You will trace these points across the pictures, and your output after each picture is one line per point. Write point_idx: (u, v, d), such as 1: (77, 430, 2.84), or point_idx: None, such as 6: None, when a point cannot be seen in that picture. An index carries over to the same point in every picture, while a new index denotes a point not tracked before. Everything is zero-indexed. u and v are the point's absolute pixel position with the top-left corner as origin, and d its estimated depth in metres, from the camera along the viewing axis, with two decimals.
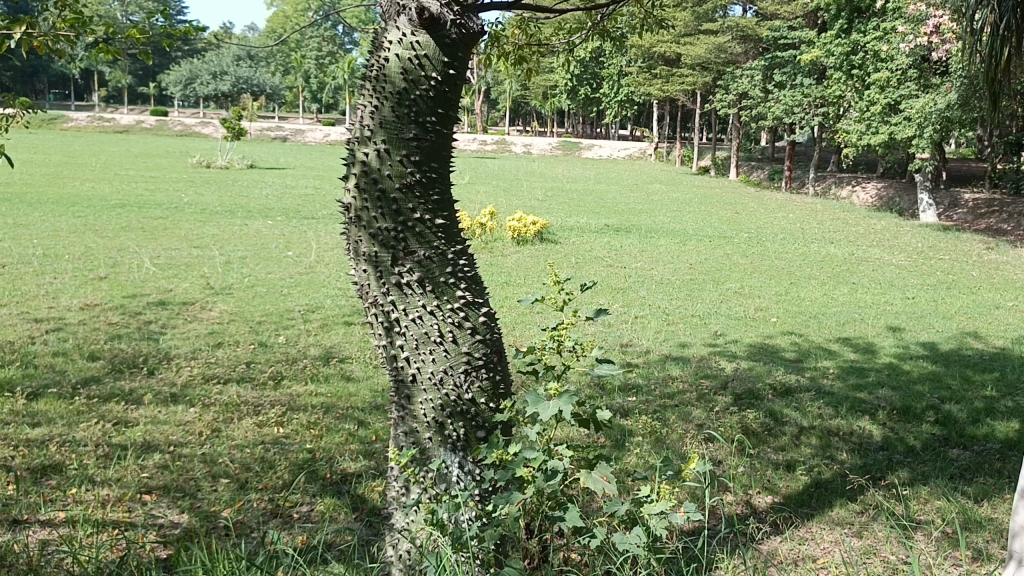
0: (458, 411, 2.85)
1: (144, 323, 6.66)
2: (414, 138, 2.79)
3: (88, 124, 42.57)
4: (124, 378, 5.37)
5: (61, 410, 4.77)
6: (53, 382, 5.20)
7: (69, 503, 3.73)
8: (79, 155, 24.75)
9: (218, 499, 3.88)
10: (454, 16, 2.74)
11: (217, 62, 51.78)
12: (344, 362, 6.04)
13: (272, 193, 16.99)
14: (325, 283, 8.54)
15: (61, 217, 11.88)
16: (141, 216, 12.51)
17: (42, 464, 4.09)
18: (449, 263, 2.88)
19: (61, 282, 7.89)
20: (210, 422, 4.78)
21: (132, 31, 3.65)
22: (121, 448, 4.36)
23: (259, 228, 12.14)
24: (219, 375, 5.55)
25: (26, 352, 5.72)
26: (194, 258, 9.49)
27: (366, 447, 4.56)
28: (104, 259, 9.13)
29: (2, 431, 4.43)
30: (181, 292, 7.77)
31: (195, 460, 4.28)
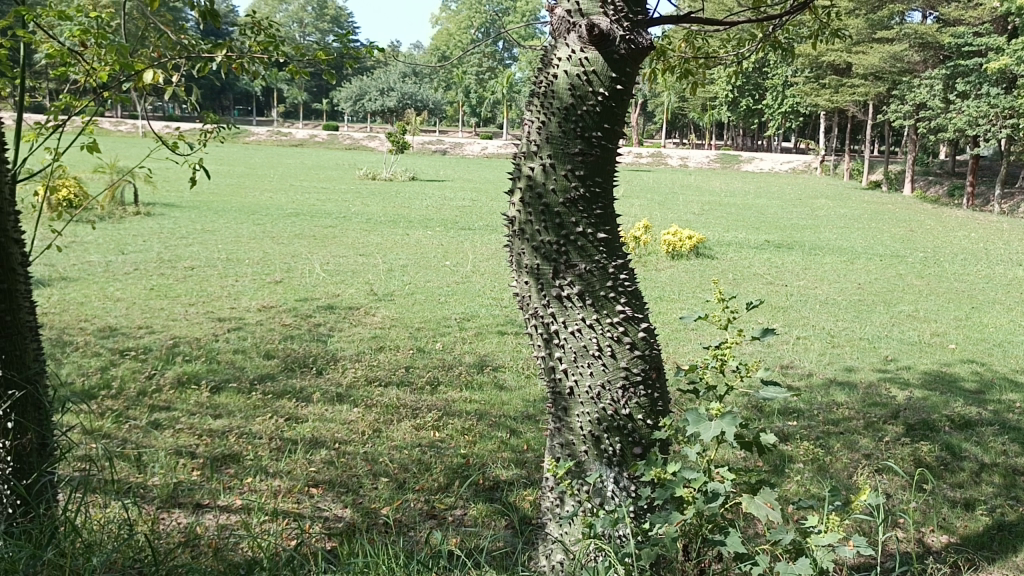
0: (615, 427, 2.84)
1: (314, 325, 7.06)
2: (579, 153, 2.81)
3: (266, 138, 45.82)
4: (295, 376, 5.72)
5: (239, 404, 5.14)
6: (234, 377, 5.62)
7: (245, 491, 4.00)
8: (259, 166, 26.64)
9: (378, 496, 4.05)
10: (624, 31, 2.74)
11: (385, 80, 54.34)
12: (497, 371, 6.16)
13: (433, 204, 17.60)
14: (481, 293, 8.74)
15: (243, 224, 12.83)
16: (312, 225, 13.31)
17: (223, 453, 4.42)
18: (609, 277, 2.88)
19: (242, 285, 8.51)
20: (372, 423, 5.00)
21: (319, 54, 3.89)
22: (291, 442, 4.64)
23: (420, 237, 12.61)
24: (381, 377, 5.81)
25: (211, 348, 6.20)
26: (360, 265, 9.99)
27: (518, 456, 4.63)
28: (280, 264, 9.77)
29: (188, 420, 4.83)
30: (347, 297, 8.18)
31: (358, 458, 4.49)
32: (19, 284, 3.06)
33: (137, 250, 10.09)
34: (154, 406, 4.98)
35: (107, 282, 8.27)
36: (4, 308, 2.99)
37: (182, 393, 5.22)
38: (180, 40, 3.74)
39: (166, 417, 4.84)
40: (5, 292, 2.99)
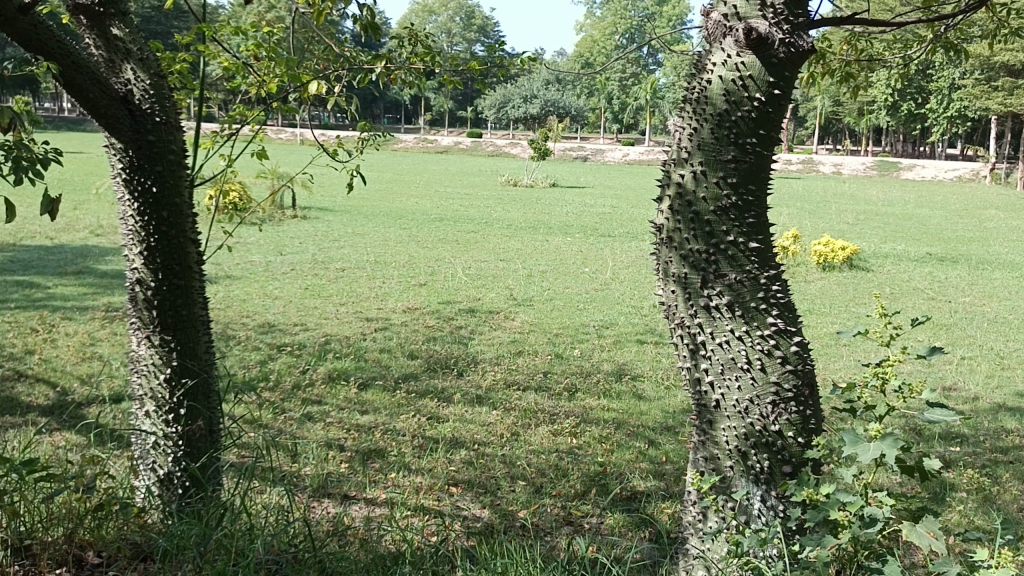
0: (763, 443, 2.76)
1: (456, 327, 7.24)
2: (732, 160, 2.74)
3: (414, 145, 47.45)
4: (438, 376, 5.88)
5: (384, 401, 5.33)
6: (380, 375, 5.84)
7: (389, 485, 4.15)
8: (407, 172, 27.61)
9: (515, 499, 4.10)
10: (783, 34, 2.64)
11: (528, 87, 55.02)
12: (636, 380, 6.09)
13: (573, 211, 17.65)
14: (620, 300, 8.69)
15: (391, 228, 13.31)
16: (456, 229, 13.65)
17: (369, 448, 4.60)
18: (761, 288, 2.79)
19: (389, 286, 8.84)
20: (511, 426, 5.06)
21: (473, 64, 4.01)
22: (433, 441, 4.77)
23: (560, 244, 12.67)
24: (519, 382, 5.87)
25: (359, 346, 6.47)
26: (501, 270, 10.15)
27: (656, 467, 4.56)
28: (424, 267, 10.08)
29: (338, 415, 5.05)
30: (488, 302, 8.33)
31: (496, 460, 4.56)
32: (195, 280, 3.30)
33: (294, 251, 10.66)
34: (307, 400, 5.24)
35: (266, 281, 8.79)
36: (181, 303, 3.24)
37: (332, 389, 5.47)
38: (343, 52, 3.91)
39: (317, 410, 5.08)
40: (182, 288, 3.24)
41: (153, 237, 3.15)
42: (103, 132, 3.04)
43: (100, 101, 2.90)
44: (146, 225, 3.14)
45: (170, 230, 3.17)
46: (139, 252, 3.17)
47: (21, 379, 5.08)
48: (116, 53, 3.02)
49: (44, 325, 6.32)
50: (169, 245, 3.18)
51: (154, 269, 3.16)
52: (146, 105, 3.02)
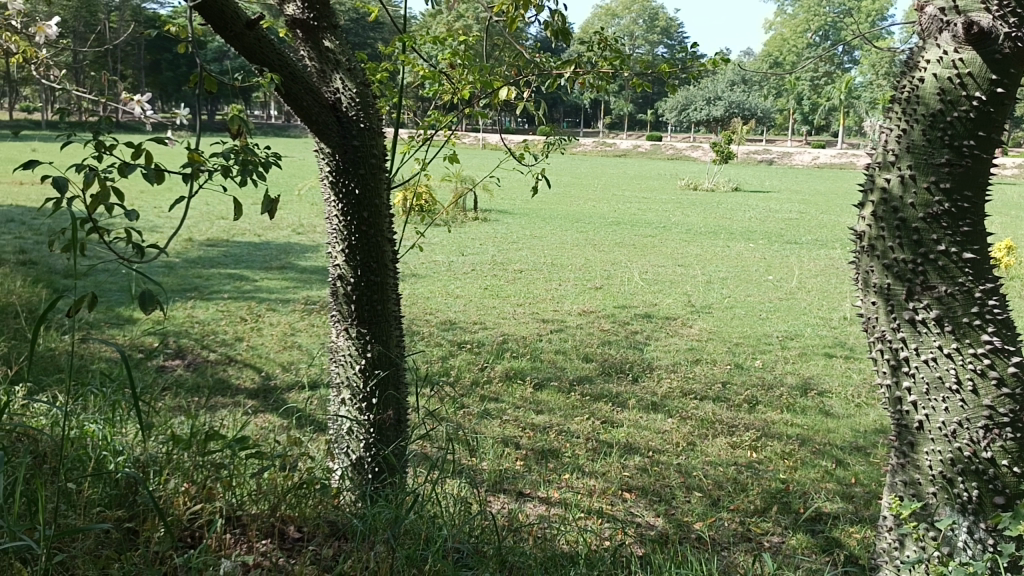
0: (972, 470, 2.54)
1: (632, 332, 7.19)
2: (945, 164, 2.54)
3: (592, 148, 47.74)
4: (612, 381, 5.86)
5: (560, 402, 5.38)
6: (555, 376, 5.91)
7: (563, 486, 4.18)
8: (587, 175, 27.78)
9: (691, 510, 4.01)
10: (1010, 27, 2.41)
11: (712, 88, 53.80)
12: (822, 396, 5.79)
13: (757, 216, 17.06)
14: (807, 311, 8.31)
15: (568, 231, 13.44)
16: (634, 234, 13.57)
17: (543, 448, 4.66)
18: (975, 302, 2.57)
19: (565, 289, 8.92)
20: (687, 435, 4.96)
21: (662, 66, 3.95)
22: (607, 445, 4.76)
23: (742, 250, 12.28)
24: (696, 391, 5.74)
25: (536, 347, 6.58)
26: (679, 275, 9.98)
27: (844, 488, 4.32)
28: (600, 271, 10.08)
29: (514, 413, 5.16)
30: (666, 307, 8.21)
31: (672, 469, 4.48)
32: (390, 278, 3.49)
33: (475, 252, 11.00)
34: (485, 397, 5.39)
35: (449, 280, 9.13)
36: (377, 298, 3.43)
37: (509, 387, 5.59)
38: (533, 58, 3.99)
39: (495, 407, 5.21)
40: (378, 284, 3.42)
41: (355, 237, 3.36)
42: (314, 138, 3.28)
43: (312, 108, 3.14)
44: (349, 224, 3.35)
45: (370, 229, 3.36)
46: (342, 250, 3.39)
47: (231, 363, 5.56)
48: (327, 64, 3.23)
49: (252, 315, 6.89)
50: (368, 244, 3.37)
51: (354, 266, 3.37)
52: (352, 112, 3.23)
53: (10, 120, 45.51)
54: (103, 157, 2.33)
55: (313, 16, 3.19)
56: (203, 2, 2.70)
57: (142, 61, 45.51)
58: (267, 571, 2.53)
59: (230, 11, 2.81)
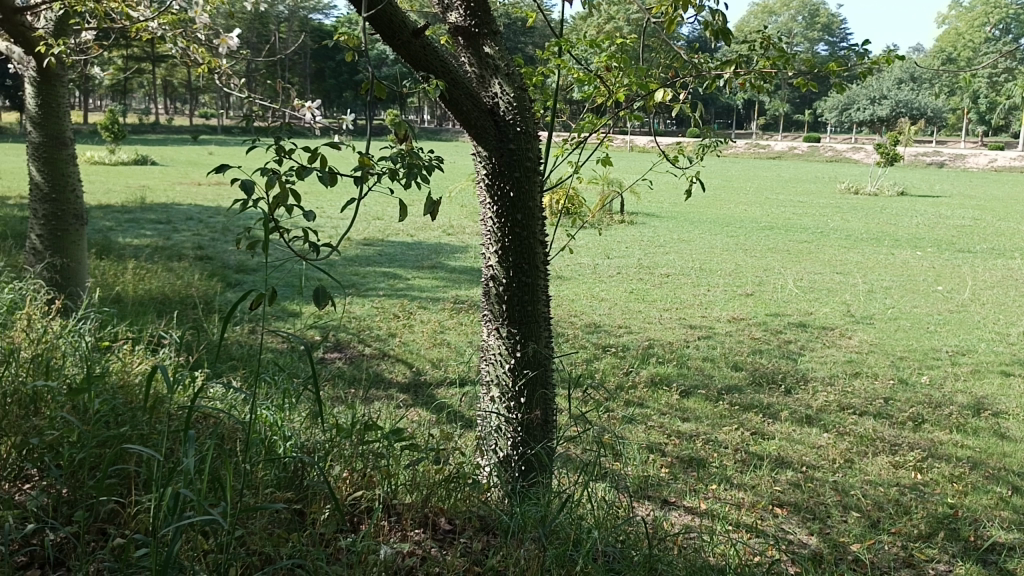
0: None
1: (785, 342, 6.93)
2: None
3: (745, 150, 46.45)
4: (764, 392, 5.66)
5: (707, 411, 5.26)
6: (703, 384, 5.77)
7: (711, 497, 4.08)
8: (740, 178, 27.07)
9: (848, 530, 3.82)
10: None
11: (876, 87, 51.08)
12: (998, 417, 5.36)
13: (925, 222, 16.03)
14: (981, 325, 7.73)
15: (718, 236, 13.10)
16: (788, 239, 13.08)
17: (690, 456, 4.57)
18: None
19: (714, 295, 8.72)
20: (845, 452, 4.72)
21: (830, 64, 3.73)
22: (757, 457, 4.62)
23: (907, 258, 11.56)
24: (855, 406, 5.45)
25: (683, 353, 6.46)
26: (837, 283, 9.53)
27: (1021, 518, 3.99)
28: (752, 277, 9.79)
29: (659, 420, 5.08)
30: (822, 317, 7.86)
31: (827, 486, 4.29)
32: (541, 279, 3.52)
33: (621, 255, 10.93)
34: (630, 402, 5.33)
35: (594, 283, 9.12)
36: (528, 298, 3.48)
37: (654, 393, 5.52)
38: (690, 59, 3.90)
39: (640, 412, 5.16)
40: (530, 285, 3.47)
41: (508, 238, 3.42)
42: (472, 142, 3.37)
43: (472, 113, 3.23)
44: (503, 225, 3.42)
45: (523, 231, 3.42)
46: (495, 251, 3.46)
47: (385, 358, 5.79)
48: (486, 69, 3.30)
49: (405, 312, 7.14)
50: (521, 245, 3.43)
51: (507, 267, 3.43)
52: (509, 116, 3.29)
53: (191, 125, 49.33)
54: (283, 161, 2.49)
55: (474, 23, 3.27)
56: (374, 11, 2.83)
57: (308, 69, 48.30)
58: (421, 560, 2.61)
59: (397, 19, 2.93)
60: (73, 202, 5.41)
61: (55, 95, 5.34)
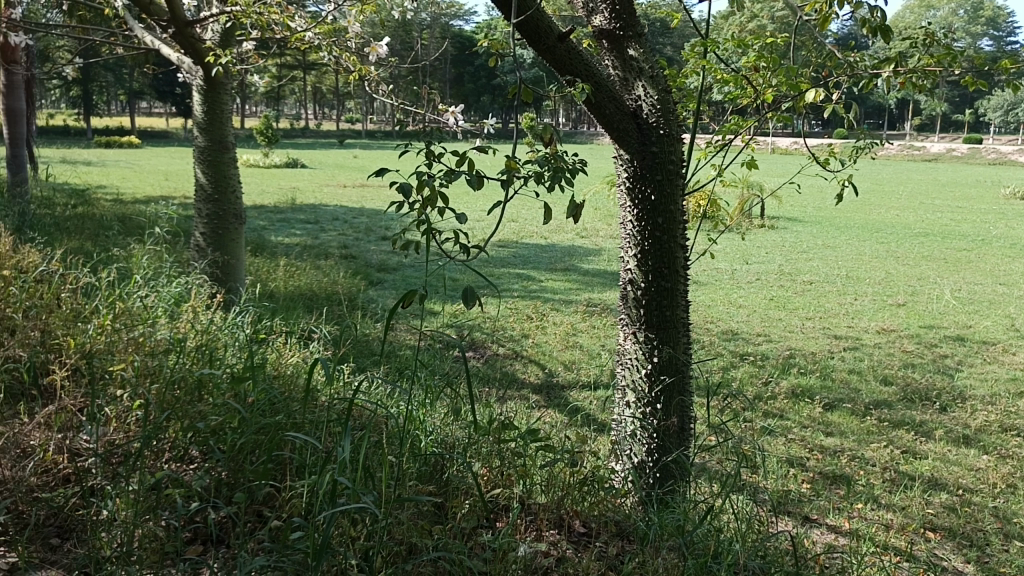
0: None
1: (940, 356, 6.53)
2: None
3: (895, 152, 44.04)
4: (916, 408, 5.35)
5: (853, 426, 5.02)
6: (848, 397, 5.51)
7: (856, 516, 3.89)
8: (892, 182, 25.64)
9: (1010, 561, 3.55)
10: None
11: None
12: None
13: None
14: None
15: (866, 242, 12.48)
16: (944, 247, 12.29)
17: (833, 473, 4.38)
18: None
19: (861, 304, 8.32)
20: (1006, 476, 4.40)
21: (1002, 63, 3.48)
22: (908, 477, 4.37)
23: None
24: (1020, 427, 5.06)
25: (826, 364, 6.20)
26: (1000, 295, 8.87)
27: None
28: (903, 286, 9.27)
29: (801, 433, 4.90)
30: (982, 330, 7.34)
31: (986, 512, 4.00)
32: (681, 284, 3.47)
33: (761, 260, 10.60)
34: (769, 413, 5.16)
35: (732, 289, 8.89)
36: (667, 303, 3.43)
37: (795, 404, 5.32)
38: (843, 58, 3.73)
39: (779, 424, 4.98)
40: (669, 290, 3.42)
41: (648, 242, 3.39)
42: (614, 145, 3.36)
43: (614, 116, 3.23)
44: (643, 229, 3.39)
45: (663, 234, 3.37)
46: (634, 255, 3.43)
47: (518, 358, 5.87)
48: (630, 71, 3.27)
49: (538, 313, 7.20)
50: (661, 249, 3.38)
51: (646, 271, 3.40)
52: (652, 119, 3.26)
53: (336, 130, 51.59)
54: (433, 165, 2.56)
55: (619, 26, 3.24)
56: (520, 17, 2.88)
57: (448, 74, 49.52)
58: (557, 561, 2.63)
59: (544, 25, 2.96)
60: (232, 202, 5.76)
61: (220, 102, 5.71)
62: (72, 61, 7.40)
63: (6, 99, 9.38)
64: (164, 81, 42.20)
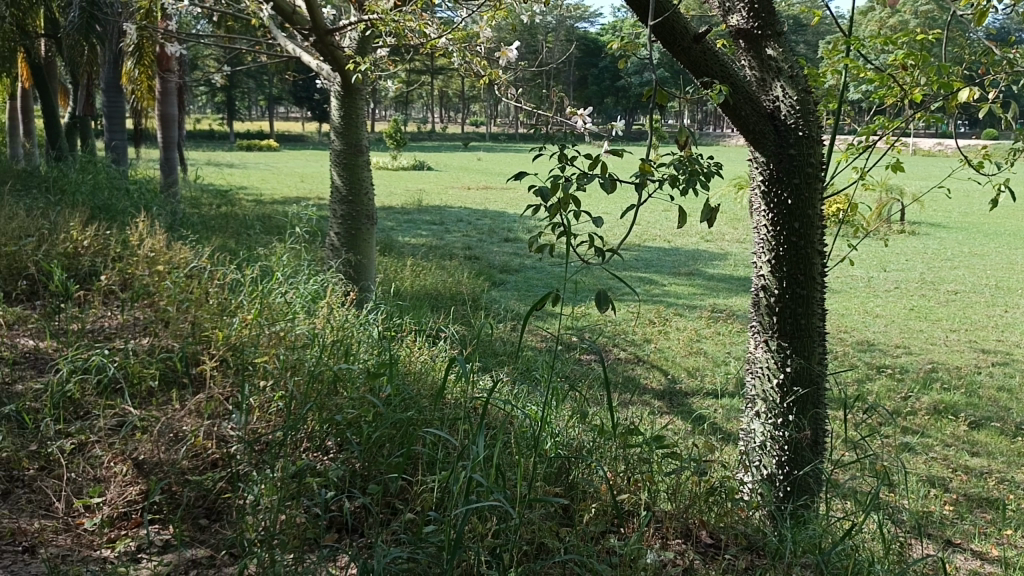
0: None
1: None
2: None
3: None
4: None
5: (1002, 447, 4.70)
6: (997, 416, 5.16)
7: (1005, 543, 3.64)
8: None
9: None
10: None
11: None
12: None
13: None
14: None
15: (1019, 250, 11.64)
16: None
17: (980, 496, 4.11)
18: None
19: (1013, 316, 7.77)
20: None
21: None
22: None
23: None
24: None
25: (973, 380, 5.82)
26: None
27: None
28: None
29: (943, 451, 4.63)
30: None
31: None
32: (817, 292, 3.34)
33: (900, 268, 10.07)
34: (908, 429, 4.89)
35: (867, 297, 8.49)
36: (802, 311, 3.31)
37: (937, 422, 5.03)
38: (1002, 55, 3.48)
39: (919, 440, 4.71)
40: (804, 297, 3.31)
41: (782, 248, 3.29)
42: (750, 148, 3.28)
43: (750, 118, 3.15)
44: (779, 234, 3.29)
45: (800, 240, 3.26)
46: (768, 261, 3.34)
47: (640, 363, 5.80)
48: (768, 72, 3.16)
49: (661, 318, 7.10)
50: (797, 255, 3.27)
51: (780, 277, 3.30)
52: (790, 120, 3.15)
53: (462, 133, 52.57)
54: (566, 168, 2.56)
55: (757, 25, 3.14)
56: (656, 20, 2.86)
57: (573, 77, 49.57)
58: (684, 571, 2.60)
59: (679, 26, 2.93)
60: (366, 204, 5.97)
61: (355, 107, 5.93)
62: (221, 70, 7.83)
63: (161, 105, 9.99)
64: (302, 87, 44.19)
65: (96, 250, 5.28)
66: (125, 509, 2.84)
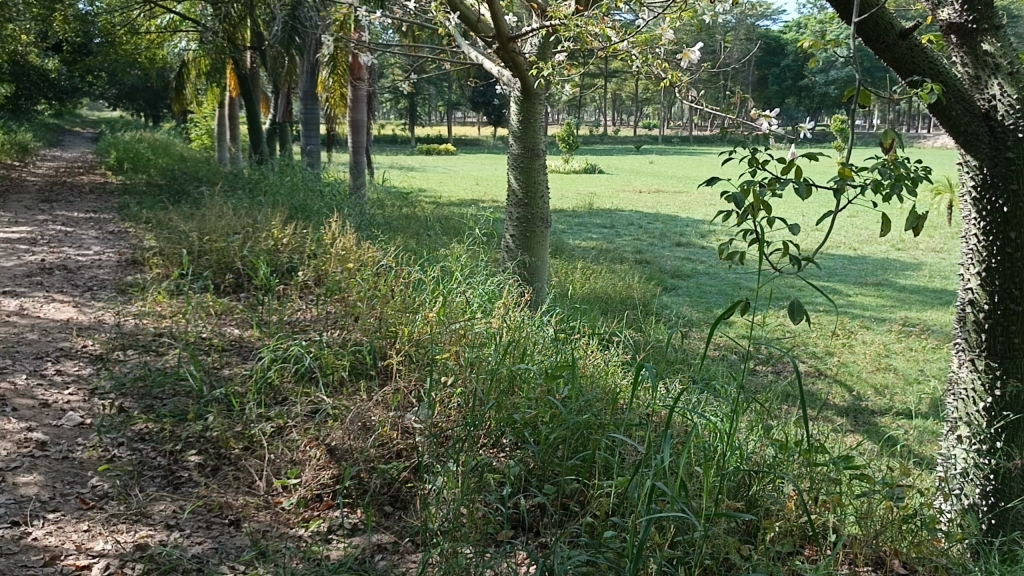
0: None
1: None
2: None
3: None
4: None
5: None
6: None
7: None
8: None
9: None
10: None
11: None
12: None
13: None
14: None
15: None
16: None
17: None
18: None
19: None
20: None
21: None
22: None
23: None
24: None
25: None
26: None
27: None
28: None
29: None
30: None
31: None
32: None
33: None
34: None
35: None
36: (1015, 329, 3.02)
37: None
38: None
39: None
40: (1019, 314, 3.02)
41: (995, 258, 3.02)
42: (960, 151, 3.04)
43: (961, 120, 2.92)
44: (991, 244, 3.02)
45: (1016, 251, 2.98)
46: (977, 273, 3.08)
47: (822, 378, 5.52)
48: (983, 68, 2.91)
49: (845, 331, 6.73)
50: (1011, 267, 3.00)
51: (991, 291, 3.04)
52: (1009, 121, 2.88)
53: (634, 136, 52.13)
54: (757, 172, 2.47)
55: (972, 18, 2.87)
56: (859, 18, 2.71)
57: (752, 77, 47.90)
58: None
59: (883, 23, 2.76)
60: (541, 207, 6.04)
61: (534, 111, 6.01)
62: (406, 77, 8.18)
63: (351, 112, 10.55)
64: (479, 93, 45.37)
65: (293, 247, 5.68)
66: (319, 491, 3.03)
